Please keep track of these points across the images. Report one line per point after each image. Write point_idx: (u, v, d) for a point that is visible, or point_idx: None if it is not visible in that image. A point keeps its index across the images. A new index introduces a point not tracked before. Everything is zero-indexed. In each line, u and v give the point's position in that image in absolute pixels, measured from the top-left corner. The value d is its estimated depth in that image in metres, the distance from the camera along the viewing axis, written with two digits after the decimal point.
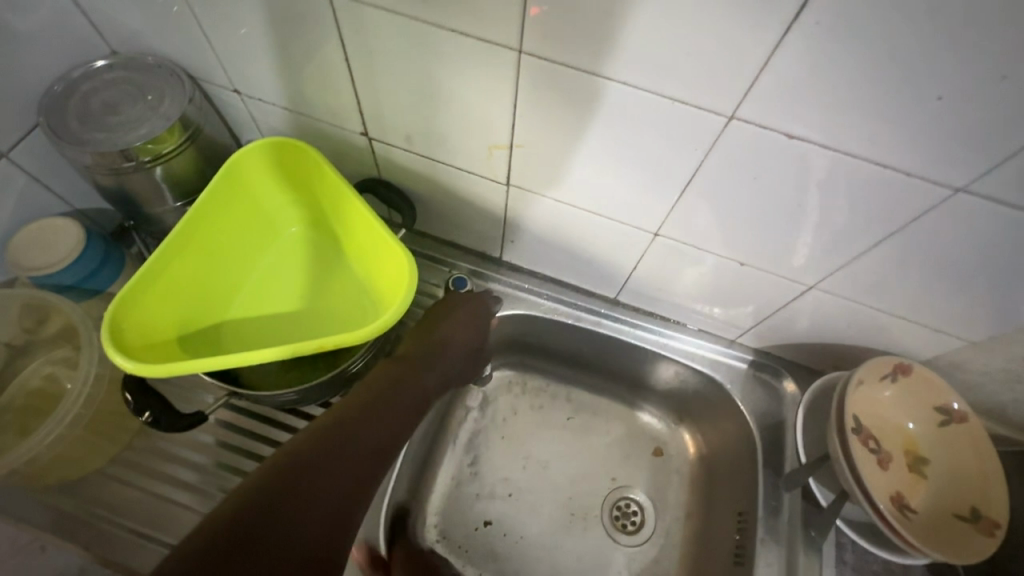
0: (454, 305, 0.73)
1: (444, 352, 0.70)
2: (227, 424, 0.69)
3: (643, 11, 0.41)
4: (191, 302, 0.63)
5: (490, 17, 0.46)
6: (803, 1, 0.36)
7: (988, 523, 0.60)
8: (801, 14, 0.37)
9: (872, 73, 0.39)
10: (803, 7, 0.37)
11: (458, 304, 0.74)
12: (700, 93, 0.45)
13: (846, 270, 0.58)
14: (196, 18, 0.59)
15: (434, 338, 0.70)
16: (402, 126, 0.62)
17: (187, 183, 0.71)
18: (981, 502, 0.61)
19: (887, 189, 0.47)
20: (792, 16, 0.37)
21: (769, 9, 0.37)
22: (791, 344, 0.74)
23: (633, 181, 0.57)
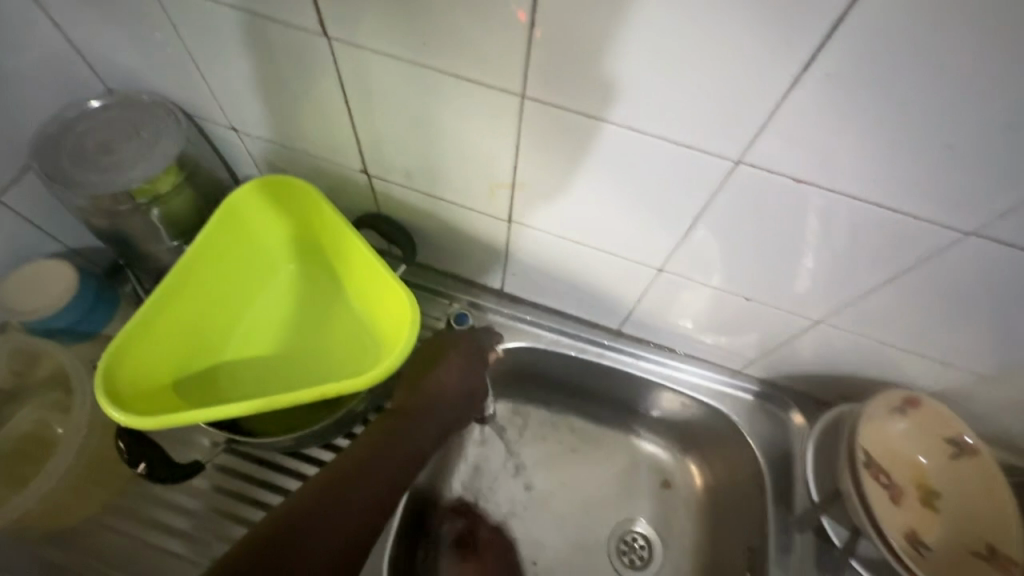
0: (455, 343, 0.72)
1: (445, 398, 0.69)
2: (225, 469, 0.67)
3: (648, 61, 0.41)
4: (187, 344, 0.62)
5: (494, 63, 0.45)
6: (815, 49, 0.36)
7: (1004, 560, 0.60)
8: (810, 64, 0.37)
9: (878, 119, 0.39)
10: (813, 56, 0.37)
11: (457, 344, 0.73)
12: (705, 138, 0.45)
13: (853, 305, 0.58)
14: (195, 60, 0.58)
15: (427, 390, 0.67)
16: (402, 163, 0.62)
17: (183, 220, 0.70)
18: (996, 538, 0.61)
19: (893, 229, 0.47)
20: (801, 65, 0.37)
21: (776, 58, 0.38)
22: (796, 375, 0.74)
23: (638, 219, 0.56)
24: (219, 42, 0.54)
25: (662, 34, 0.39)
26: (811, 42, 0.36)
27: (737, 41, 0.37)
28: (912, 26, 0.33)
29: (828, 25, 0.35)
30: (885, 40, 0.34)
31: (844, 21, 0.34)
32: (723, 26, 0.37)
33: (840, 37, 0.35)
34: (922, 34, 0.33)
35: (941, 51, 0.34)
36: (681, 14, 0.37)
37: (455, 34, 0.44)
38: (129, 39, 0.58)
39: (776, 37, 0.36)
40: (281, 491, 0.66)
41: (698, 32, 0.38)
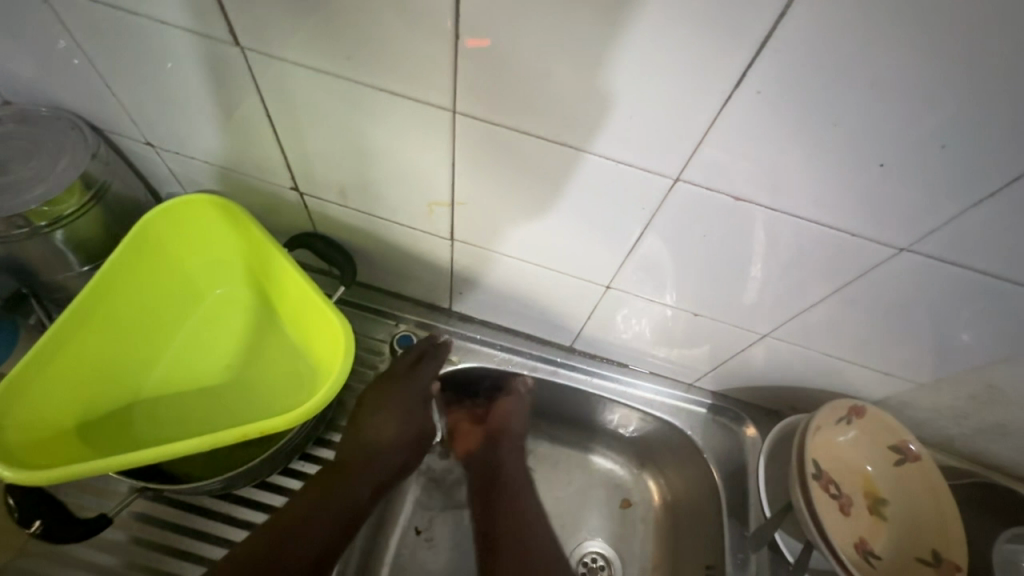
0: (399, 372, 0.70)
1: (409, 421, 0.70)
2: (143, 516, 0.61)
3: (581, 74, 0.39)
4: (96, 383, 0.56)
5: (422, 76, 0.43)
6: (746, 67, 0.35)
7: (949, 567, 0.60)
8: (741, 82, 0.36)
9: (810, 138, 0.38)
10: (745, 74, 0.35)
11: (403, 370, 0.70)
12: (642, 156, 0.43)
13: (797, 318, 0.58)
14: (98, 71, 0.53)
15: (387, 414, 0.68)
16: (336, 181, 0.58)
17: (94, 244, 0.64)
18: (942, 545, 0.61)
19: (832, 244, 0.47)
20: (733, 83, 0.36)
21: (709, 73, 0.36)
22: (748, 387, 0.74)
23: (583, 236, 0.54)
24: (124, 49, 0.50)
25: (592, 49, 0.37)
26: (741, 59, 0.35)
27: (669, 56, 0.36)
28: (838, 44, 0.32)
29: (756, 43, 0.34)
30: (811, 61, 0.34)
31: (772, 38, 0.33)
32: (653, 42, 0.35)
33: (769, 54, 0.34)
34: (849, 51, 0.33)
35: (868, 69, 0.33)
36: (610, 30, 0.35)
37: (377, 46, 0.41)
38: (19, 47, 0.53)
39: (707, 54, 0.35)
40: (209, 539, 0.60)
41: (628, 49, 0.36)
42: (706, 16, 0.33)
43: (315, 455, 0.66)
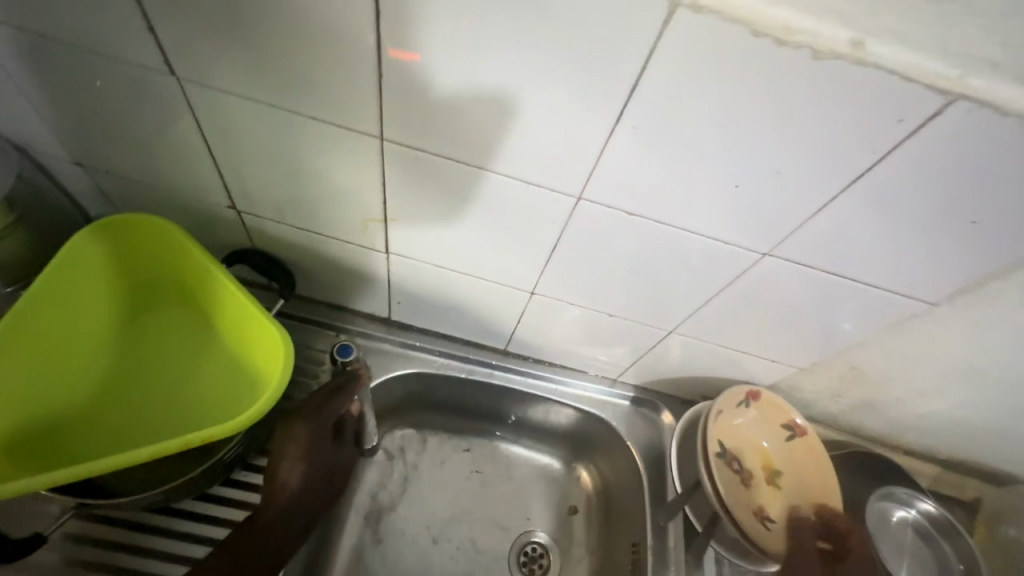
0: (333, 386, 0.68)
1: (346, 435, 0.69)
2: (78, 537, 0.60)
3: (489, 109, 0.44)
4: (23, 404, 0.56)
5: (351, 108, 0.47)
6: (622, 107, 0.41)
7: (829, 523, 0.71)
8: (620, 119, 0.42)
9: (683, 164, 0.44)
10: (622, 112, 0.41)
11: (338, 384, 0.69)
12: (548, 179, 0.49)
13: (696, 316, 0.66)
14: (23, 92, 0.54)
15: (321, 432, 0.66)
16: (272, 200, 0.61)
17: (21, 265, 0.64)
18: (823, 506, 0.72)
19: (714, 253, 0.54)
20: (613, 119, 0.42)
21: (593, 109, 0.42)
22: (664, 380, 0.82)
23: (506, 248, 0.60)
24: (53, 72, 0.51)
25: (497, 88, 0.42)
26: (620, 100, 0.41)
27: (561, 98, 0.41)
28: None
29: (627, 89, 0.40)
30: (667, 107, 0.40)
31: (638, 84, 0.39)
32: (549, 84, 0.41)
33: (639, 99, 0.40)
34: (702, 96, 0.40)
35: None
36: (511, 73, 0.41)
37: (307, 79, 0.45)
38: None
39: (589, 95, 0.41)
40: (149, 553, 0.60)
41: (528, 92, 0.42)
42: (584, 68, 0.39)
43: (258, 465, 0.68)
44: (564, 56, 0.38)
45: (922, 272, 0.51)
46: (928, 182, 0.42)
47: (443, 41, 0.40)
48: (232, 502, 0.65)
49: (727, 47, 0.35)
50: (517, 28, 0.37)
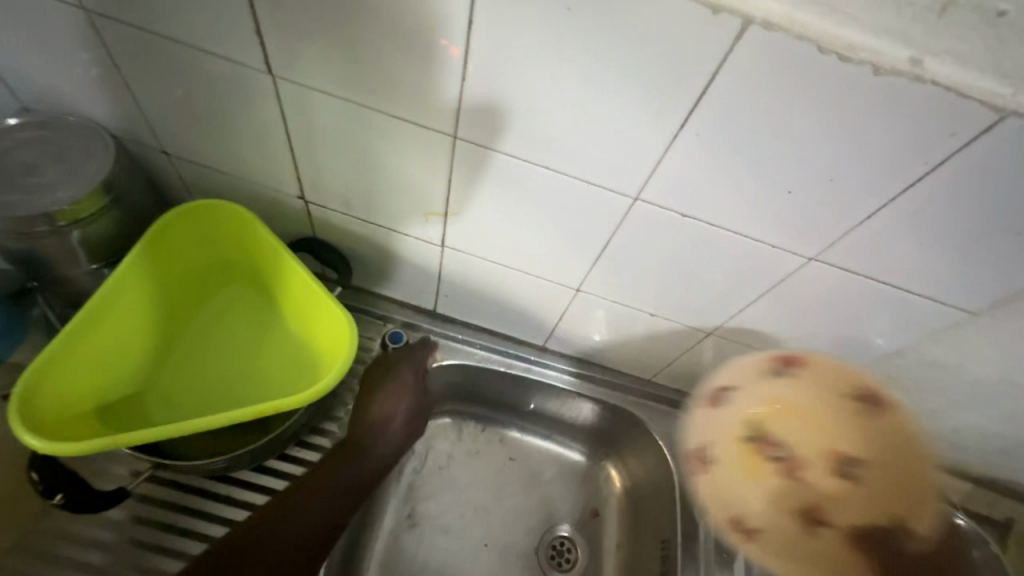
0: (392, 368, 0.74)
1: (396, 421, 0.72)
2: (147, 497, 0.65)
3: (561, 111, 0.47)
4: (109, 370, 0.60)
5: (430, 107, 0.51)
6: (687, 115, 0.44)
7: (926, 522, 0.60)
8: (684, 125, 0.45)
9: (738, 170, 0.47)
10: (687, 120, 0.44)
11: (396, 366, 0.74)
12: (609, 180, 0.52)
13: (737, 320, 0.68)
14: (128, 84, 0.59)
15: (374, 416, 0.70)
16: (340, 192, 0.65)
17: (106, 245, 0.68)
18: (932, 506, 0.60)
19: (761, 257, 0.57)
20: (677, 125, 0.45)
21: (659, 117, 0.45)
22: (697, 383, 0.84)
23: (559, 244, 0.63)
24: (158, 67, 0.56)
25: (570, 94, 0.45)
26: (683, 109, 0.44)
27: (629, 104, 0.45)
28: None
29: (693, 99, 0.43)
30: (729, 118, 0.43)
31: (705, 94, 0.42)
32: (620, 94, 0.44)
33: (703, 108, 0.43)
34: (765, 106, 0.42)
35: None
36: (586, 82, 0.44)
37: (395, 81, 0.50)
38: (57, 63, 0.59)
39: (653, 100, 0.44)
40: (209, 517, 0.65)
41: (599, 98, 0.45)
42: (651, 81, 0.42)
43: (311, 442, 0.72)
44: (635, 66, 0.42)
45: (966, 282, 0.53)
46: (977, 195, 0.44)
47: (526, 49, 0.43)
48: (286, 475, 0.69)
49: (792, 62, 0.38)
50: (596, 42, 0.41)
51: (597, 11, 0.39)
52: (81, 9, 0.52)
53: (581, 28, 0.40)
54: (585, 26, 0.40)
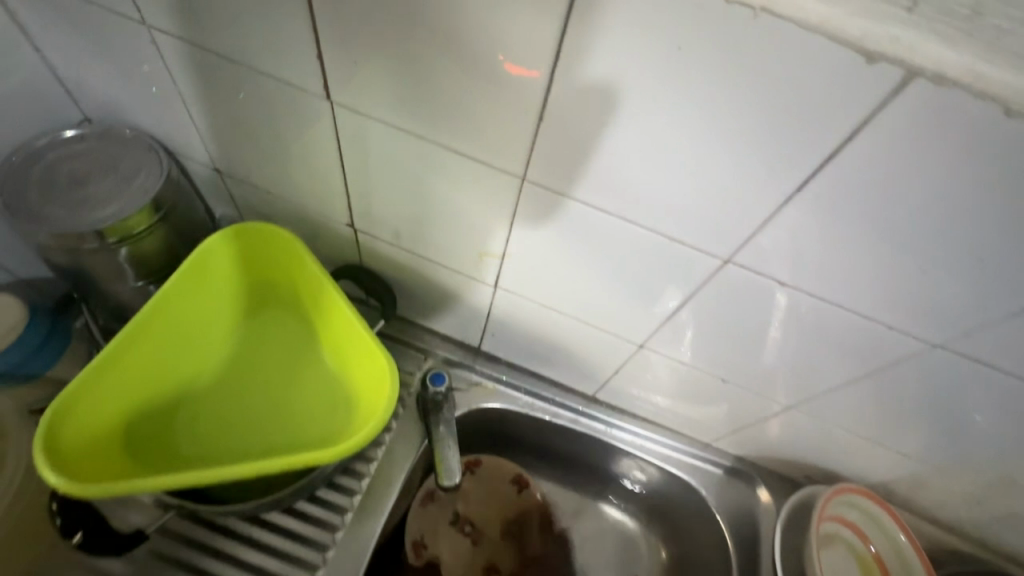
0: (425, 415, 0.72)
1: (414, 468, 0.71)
2: (167, 531, 0.61)
3: (651, 161, 0.41)
4: (142, 397, 0.58)
5: (500, 144, 0.46)
6: (807, 176, 0.37)
7: None
8: (800, 190, 0.38)
9: (857, 241, 0.40)
10: (807, 181, 0.37)
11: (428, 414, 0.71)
12: (698, 238, 0.46)
13: (823, 396, 0.60)
14: (186, 101, 0.57)
15: (393, 465, 0.70)
16: (391, 223, 0.61)
17: (153, 262, 0.66)
18: None
19: (867, 336, 0.49)
20: (795, 187, 0.38)
21: (773, 175, 0.38)
22: (765, 453, 0.75)
23: (626, 298, 0.57)
24: (216, 86, 0.54)
25: (666, 143, 0.39)
26: (803, 167, 0.37)
27: (733, 158, 0.38)
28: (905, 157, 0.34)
29: (822, 156, 0.36)
30: (862, 181, 0.36)
31: (836, 155, 0.35)
32: (728, 145, 0.37)
33: (832, 168, 0.36)
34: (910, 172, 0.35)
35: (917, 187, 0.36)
36: (686, 129, 0.38)
37: (464, 116, 0.45)
38: (121, 74, 0.57)
39: (769, 154, 0.37)
40: (230, 559, 0.61)
41: (699, 147, 0.38)
42: (767, 137, 0.36)
43: (341, 484, 0.67)
44: (752, 114, 0.35)
45: None
46: None
47: (621, 89, 0.37)
48: (312, 518, 0.65)
49: (960, 121, 0.31)
50: (706, 90, 0.35)
51: (714, 54, 0.32)
52: (145, 25, 0.50)
53: (691, 69, 0.34)
54: (696, 70, 0.34)
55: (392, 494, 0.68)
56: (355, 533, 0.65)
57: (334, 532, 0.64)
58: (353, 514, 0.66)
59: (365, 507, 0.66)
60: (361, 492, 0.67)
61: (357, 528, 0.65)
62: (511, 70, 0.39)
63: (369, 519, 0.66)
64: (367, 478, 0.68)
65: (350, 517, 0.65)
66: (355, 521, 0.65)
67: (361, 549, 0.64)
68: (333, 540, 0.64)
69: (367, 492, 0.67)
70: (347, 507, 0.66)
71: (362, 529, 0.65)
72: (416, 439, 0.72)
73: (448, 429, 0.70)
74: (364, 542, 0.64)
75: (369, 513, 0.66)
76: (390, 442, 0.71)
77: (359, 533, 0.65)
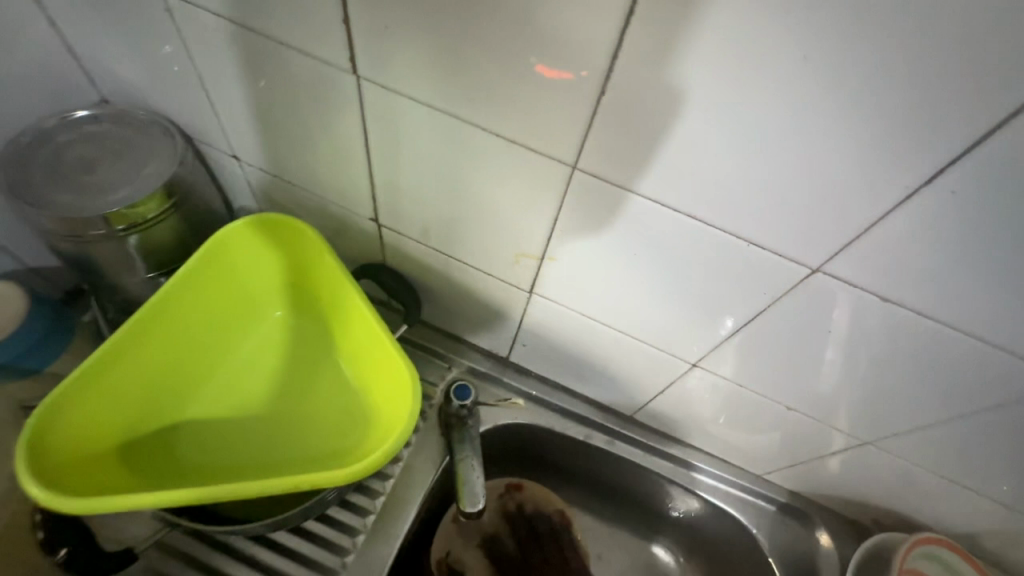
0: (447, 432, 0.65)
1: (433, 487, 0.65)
2: (163, 546, 0.56)
3: (742, 150, 0.36)
4: (142, 400, 0.53)
5: (550, 127, 0.40)
6: (953, 156, 0.32)
7: None
8: (934, 179, 0.33)
9: (980, 248, 0.35)
10: (948, 166, 0.32)
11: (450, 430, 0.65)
12: (782, 242, 0.40)
13: (907, 431, 0.53)
14: (202, 80, 0.53)
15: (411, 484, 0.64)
16: (419, 218, 0.55)
17: (165, 253, 0.62)
18: None
19: (970, 360, 0.43)
20: (923, 178, 0.33)
21: (902, 161, 0.33)
22: (826, 492, 0.66)
23: (682, 310, 0.50)
24: (235, 62, 0.49)
25: (762, 128, 0.34)
26: (948, 146, 0.31)
27: (854, 142, 0.33)
28: None
29: (974, 136, 0.30)
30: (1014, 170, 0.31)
31: (997, 131, 0.30)
32: (839, 128, 0.32)
33: (982, 151, 0.31)
34: None
35: None
36: (793, 112, 0.32)
37: (511, 93, 0.39)
38: (133, 50, 0.53)
39: (895, 137, 0.32)
40: None
41: (809, 131, 0.33)
42: (907, 111, 0.30)
43: (353, 502, 0.61)
44: (887, 88, 0.30)
45: None
46: None
47: (716, 61, 0.32)
48: (320, 540, 0.59)
49: None
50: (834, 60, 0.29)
51: (845, 13, 0.27)
52: None
53: (810, 36, 0.29)
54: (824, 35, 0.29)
55: (408, 517, 0.62)
56: (367, 558, 0.59)
57: (344, 556, 0.58)
58: (365, 537, 0.60)
59: (378, 530, 0.60)
60: (374, 512, 0.61)
61: (369, 552, 0.59)
62: (541, 79, 0.37)
63: (382, 543, 0.60)
64: (382, 497, 0.62)
65: (362, 539, 0.59)
66: (367, 545, 0.59)
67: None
68: (343, 565, 0.58)
69: (381, 513, 0.61)
70: (359, 529, 0.60)
71: (374, 554, 0.59)
72: (437, 457, 0.66)
73: (473, 447, 0.63)
74: (376, 568, 0.58)
75: (383, 537, 0.60)
76: (408, 458, 0.65)
77: (372, 559, 0.59)
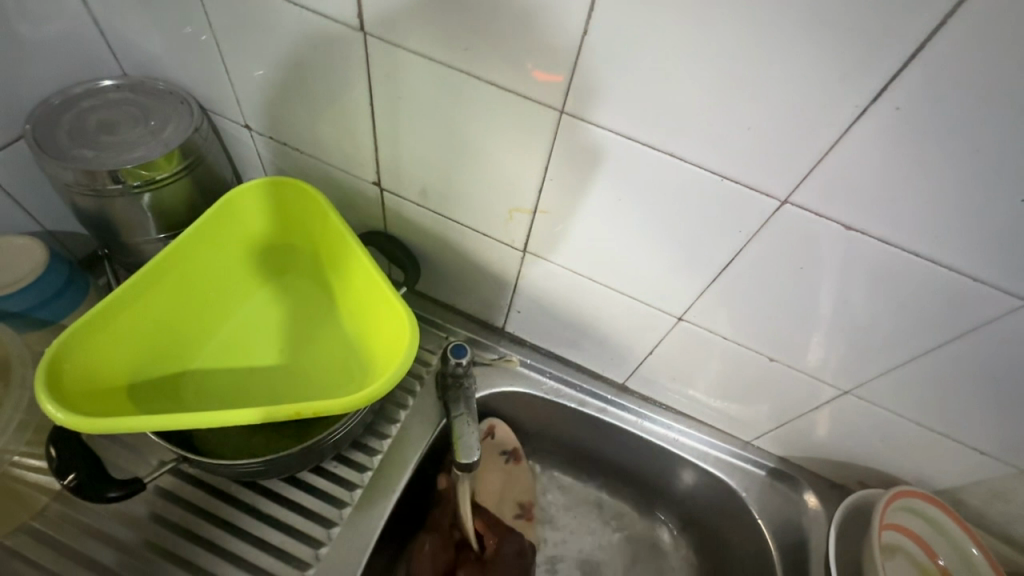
0: (443, 392, 0.67)
1: (430, 449, 0.67)
2: (168, 494, 0.58)
3: (712, 83, 0.39)
4: (154, 345, 0.56)
5: (538, 75, 0.44)
6: (895, 73, 0.34)
7: None
8: (880, 97, 0.36)
9: (936, 169, 0.38)
10: (888, 85, 0.35)
11: (445, 391, 0.67)
12: (759, 177, 0.43)
13: (884, 378, 0.55)
14: (219, 50, 0.56)
15: (408, 442, 0.65)
16: (419, 178, 0.59)
17: (177, 215, 0.65)
18: None
19: (938, 291, 0.45)
20: (870, 97, 0.36)
21: (849, 85, 0.36)
22: (814, 455, 0.68)
23: (665, 259, 0.53)
24: (249, 29, 0.52)
25: (727, 62, 0.37)
26: (888, 65, 0.34)
27: (810, 71, 0.36)
28: (1001, 61, 0.32)
29: (907, 54, 0.34)
30: (952, 83, 0.34)
31: (925, 50, 0.33)
32: (795, 59, 0.36)
33: (918, 68, 0.34)
34: (1010, 51, 0.31)
35: (1006, 99, 0.33)
36: (746, 45, 0.36)
37: (503, 43, 0.43)
38: (155, 22, 0.57)
39: (846, 62, 0.35)
40: (232, 528, 0.57)
41: (769, 61, 0.36)
42: (853, 35, 0.34)
43: (351, 458, 0.63)
44: (835, 15, 0.33)
45: None
46: None
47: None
48: (320, 492, 0.61)
49: None
50: None
51: None
52: None
53: None
54: None
55: (405, 473, 0.63)
56: (363, 511, 0.60)
57: (342, 508, 0.60)
58: (362, 491, 0.61)
59: (375, 485, 0.62)
60: (372, 468, 0.63)
61: (367, 505, 0.60)
62: (540, 78, 0.44)
63: (380, 497, 0.61)
64: (380, 455, 0.64)
65: (359, 493, 0.61)
66: (364, 498, 0.61)
67: (370, 528, 0.59)
68: (341, 516, 0.59)
69: (378, 470, 0.63)
70: (357, 483, 0.62)
71: (372, 507, 0.60)
72: (434, 419, 0.67)
73: (467, 406, 0.66)
74: (373, 520, 0.60)
75: (379, 491, 0.61)
76: (404, 419, 0.67)
77: (369, 512, 0.60)
